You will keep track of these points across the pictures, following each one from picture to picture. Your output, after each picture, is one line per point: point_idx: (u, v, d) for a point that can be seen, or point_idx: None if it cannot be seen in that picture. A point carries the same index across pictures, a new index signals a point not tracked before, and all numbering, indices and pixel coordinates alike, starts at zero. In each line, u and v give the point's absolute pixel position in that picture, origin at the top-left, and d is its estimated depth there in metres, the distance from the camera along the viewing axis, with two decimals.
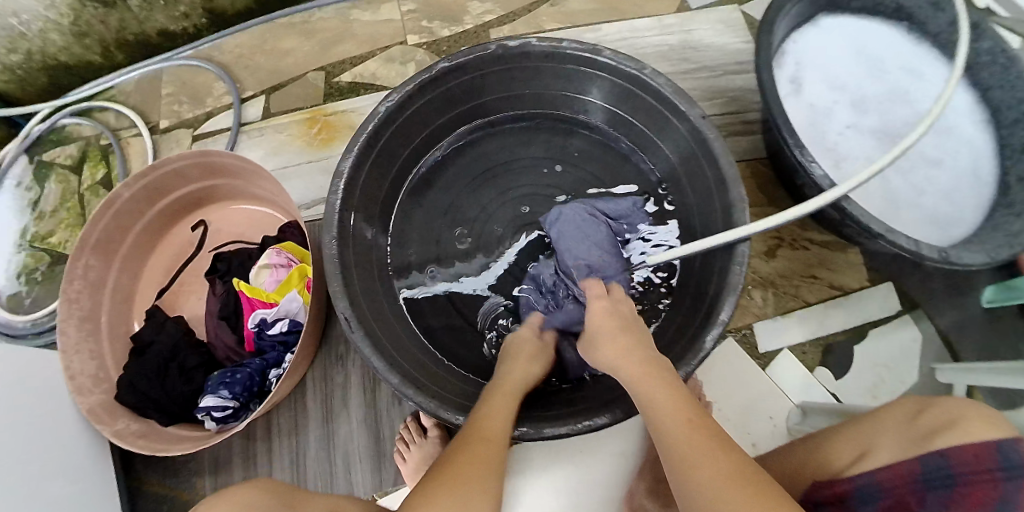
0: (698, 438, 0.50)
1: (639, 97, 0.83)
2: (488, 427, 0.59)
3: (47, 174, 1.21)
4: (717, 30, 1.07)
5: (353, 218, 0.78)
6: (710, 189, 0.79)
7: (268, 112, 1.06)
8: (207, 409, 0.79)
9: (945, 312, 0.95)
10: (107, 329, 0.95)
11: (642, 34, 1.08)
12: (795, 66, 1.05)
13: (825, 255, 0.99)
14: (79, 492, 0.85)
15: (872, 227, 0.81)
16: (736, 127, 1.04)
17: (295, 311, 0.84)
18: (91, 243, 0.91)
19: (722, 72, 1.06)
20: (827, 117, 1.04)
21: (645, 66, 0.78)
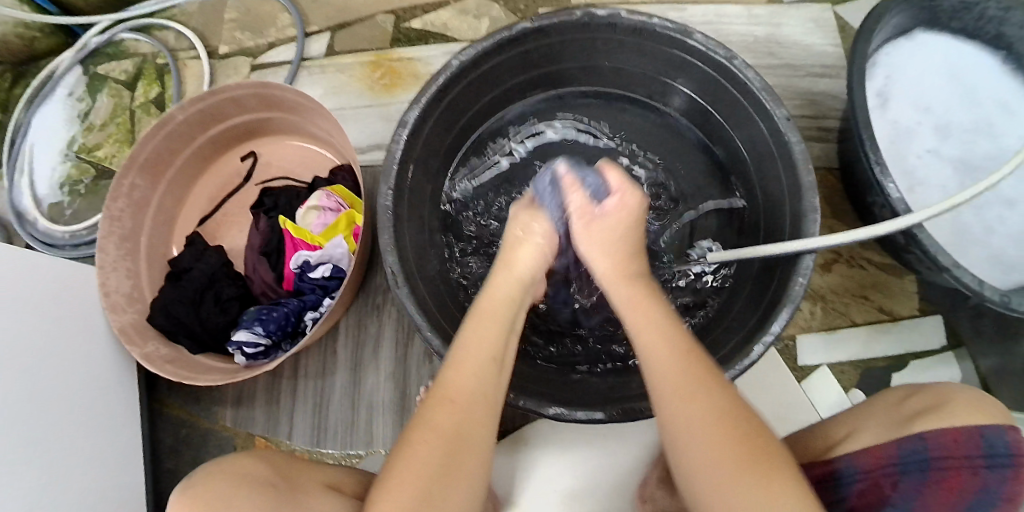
0: (719, 437, 0.48)
1: (723, 89, 0.77)
2: (461, 378, 0.53)
3: (101, 87, 1.19)
4: (806, 29, 1.00)
5: (413, 171, 0.74)
6: (782, 194, 0.73)
7: (332, 50, 1.03)
8: (240, 343, 0.79)
9: (987, 356, 0.89)
10: (146, 249, 0.94)
11: (730, 18, 1.02)
12: (883, 79, 0.98)
13: (883, 277, 0.93)
14: (103, 406, 0.86)
15: (940, 259, 0.76)
16: (812, 132, 0.98)
17: (339, 257, 0.81)
18: (139, 162, 0.90)
19: (805, 73, 0.99)
20: (908, 138, 0.97)
21: (737, 57, 0.72)
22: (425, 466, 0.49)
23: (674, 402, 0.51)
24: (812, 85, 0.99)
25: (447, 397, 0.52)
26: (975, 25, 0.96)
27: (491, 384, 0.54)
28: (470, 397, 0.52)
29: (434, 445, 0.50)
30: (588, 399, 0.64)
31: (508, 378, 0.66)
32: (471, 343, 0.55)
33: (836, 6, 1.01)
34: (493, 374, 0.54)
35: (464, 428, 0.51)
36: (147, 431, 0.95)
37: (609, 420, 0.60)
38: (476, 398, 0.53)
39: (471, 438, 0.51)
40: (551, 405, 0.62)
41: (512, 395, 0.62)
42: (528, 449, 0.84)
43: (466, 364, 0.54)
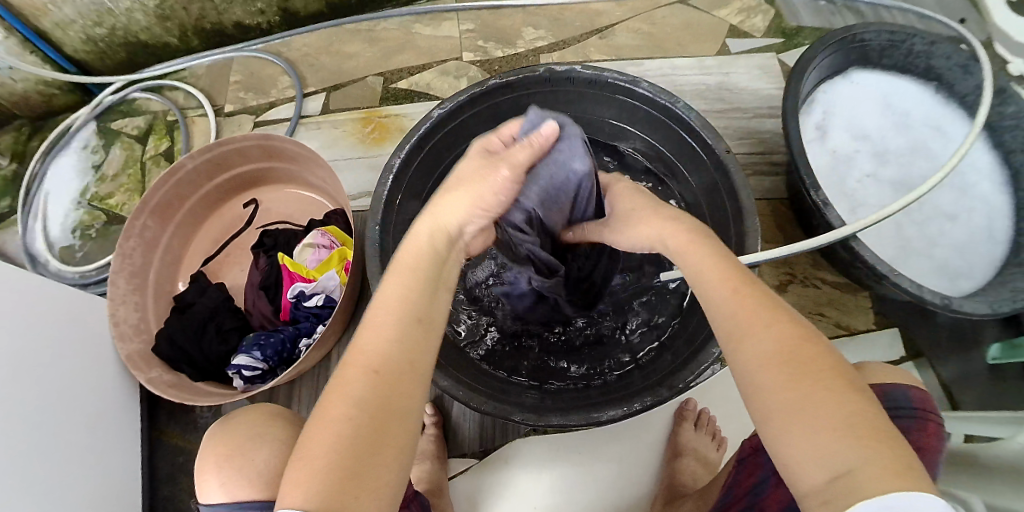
0: (782, 379, 0.41)
1: (670, 129, 0.88)
2: (372, 342, 0.49)
3: (113, 141, 1.30)
4: (754, 75, 1.14)
5: (399, 204, 0.85)
6: (726, 217, 0.81)
7: (327, 107, 1.14)
8: (238, 367, 0.86)
9: (948, 364, 0.98)
10: (153, 286, 1.02)
11: (683, 70, 1.15)
12: (822, 114, 1.12)
13: (837, 295, 1.03)
14: (107, 432, 0.92)
15: (879, 268, 0.87)
16: (761, 167, 1.09)
17: (332, 289, 0.90)
18: (151, 206, 0.99)
19: (754, 114, 1.12)
20: (849, 165, 1.10)
21: (678, 100, 0.83)
22: (343, 420, 0.44)
23: (746, 346, 0.44)
24: (759, 125, 1.11)
25: (369, 356, 0.48)
26: (904, 61, 1.09)
27: (414, 346, 0.50)
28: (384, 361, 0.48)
29: (355, 402, 0.45)
30: (563, 406, 0.73)
31: (486, 389, 0.74)
32: (412, 249, 0.57)
33: (780, 54, 1.16)
34: (415, 339, 0.50)
35: (386, 391, 0.46)
36: (147, 459, 1.00)
37: (570, 423, 0.69)
38: (402, 364, 0.48)
39: (396, 398, 0.46)
40: (519, 412, 0.70)
41: (490, 404, 0.71)
42: (507, 468, 0.90)
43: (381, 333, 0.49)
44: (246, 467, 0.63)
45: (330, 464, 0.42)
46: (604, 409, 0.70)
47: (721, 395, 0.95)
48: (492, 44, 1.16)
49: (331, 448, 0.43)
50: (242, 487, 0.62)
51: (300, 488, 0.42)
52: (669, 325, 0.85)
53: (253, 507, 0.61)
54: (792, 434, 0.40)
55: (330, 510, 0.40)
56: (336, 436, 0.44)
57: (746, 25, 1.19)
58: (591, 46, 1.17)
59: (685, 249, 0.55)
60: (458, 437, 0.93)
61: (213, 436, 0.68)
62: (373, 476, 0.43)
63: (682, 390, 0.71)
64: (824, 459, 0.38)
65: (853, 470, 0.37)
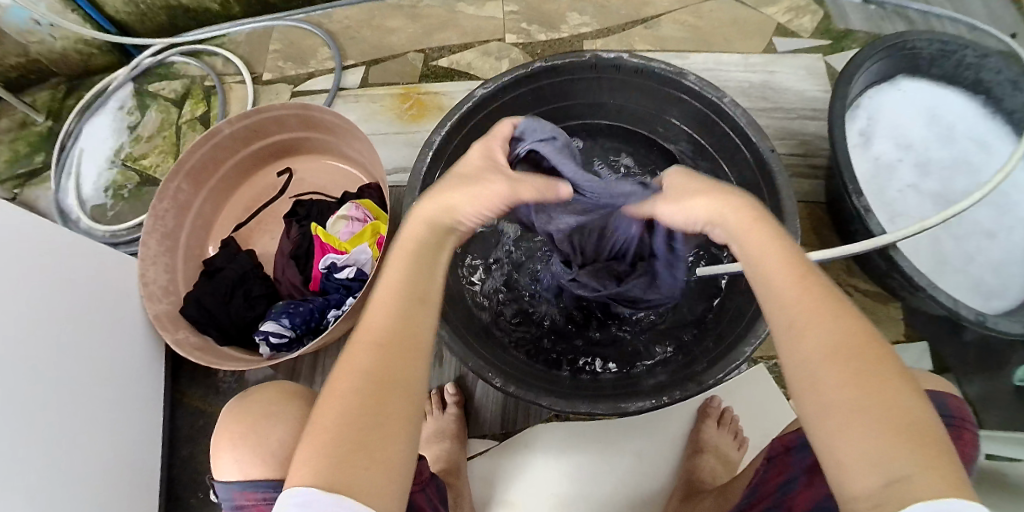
0: (836, 385, 0.40)
1: (714, 124, 0.86)
2: (377, 317, 0.48)
3: (150, 103, 1.31)
4: (800, 76, 1.12)
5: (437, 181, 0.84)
6: None
7: (366, 81, 1.14)
8: (265, 333, 0.86)
9: (977, 383, 0.96)
10: (183, 249, 1.03)
11: (727, 66, 1.13)
12: (866, 121, 1.09)
13: (870, 304, 1.01)
14: (131, 390, 0.93)
15: (916, 280, 0.85)
16: (801, 169, 1.07)
17: (363, 262, 0.89)
18: (186, 168, 0.99)
19: (796, 115, 1.09)
20: (890, 174, 1.07)
21: (725, 95, 0.82)
22: (350, 395, 0.44)
23: (802, 348, 0.43)
24: (802, 127, 1.09)
25: (373, 333, 0.47)
26: (953, 72, 1.06)
27: (411, 322, 0.48)
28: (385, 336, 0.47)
29: (360, 374, 0.45)
30: (589, 394, 0.72)
31: (511, 372, 0.74)
32: (410, 233, 0.54)
33: (827, 56, 1.13)
34: (414, 312, 0.49)
35: (390, 366, 0.46)
36: (167, 419, 1.01)
37: (595, 411, 0.68)
38: (409, 342, 0.47)
39: (399, 373, 0.45)
40: (546, 396, 0.69)
41: (517, 387, 0.70)
42: (527, 451, 0.90)
43: (382, 308, 0.48)
44: (261, 446, 0.62)
45: (334, 439, 0.42)
46: (632, 399, 0.69)
47: (746, 397, 0.93)
48: (535, 27, 1.15)
49: (335, 423, 0.43)
50: (254, 465, 0.61)
51: (306, 464, 0.42)
52: (698, 320, 0.84)
53: (263, 486, 0.60)
54: (836, 444, 0.39)
55: (335, 487, 0.40)
56: (342, 411, 0.43)
57: (794, 25, 1.16)
58: (635, 35, 1.15)
59: (738, 229, 0.50)
60: (479, 420, 0.92)
61: (229, 412, 0.66)
62: (382, 452, 0.43)
63: (711, 386, 0.69)
64: (878, 469, 0.37)
65: (896, 484, 0.37)
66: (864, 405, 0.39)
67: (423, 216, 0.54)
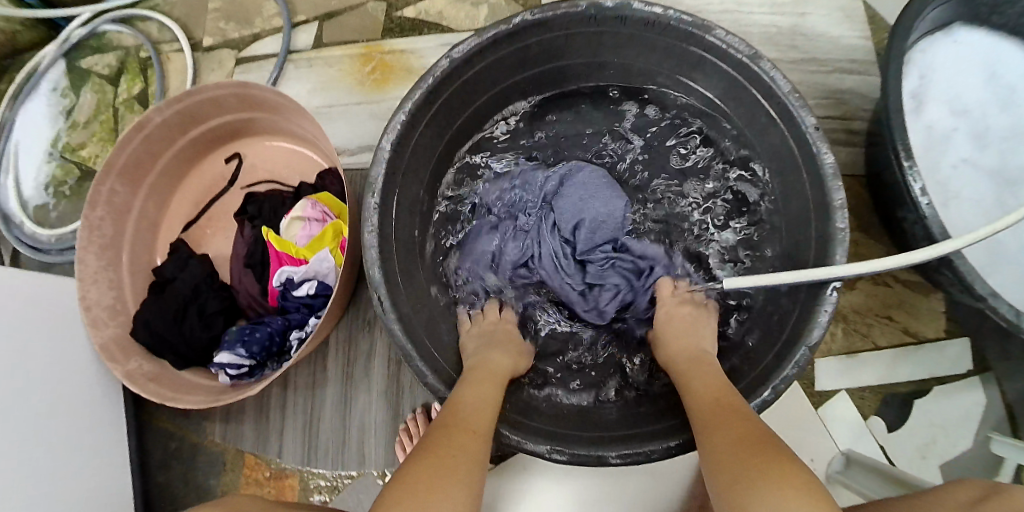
0: (767, 451, 0.43)
1: (744, 89, 0.69)
2: (466, 405, 0.54)
3: (84, 82, 1.13)
4: (834, 19, 0.93)
5: (401, 185, 0.68)
6: (807, 218, 0.66)
7: (320, 42, 0.95)
8: (222, 365, 0.74)
9: (1015, 379, 0.81)
10: (129, 259, 0.89)
11: (748, 8, 0.95)
12: (917, 80, 0.89)
13: (909, 296, 0.86)
14: (89, 428, 0.82)
15: (976, 287, 0.69)
16: (837, 135, 0.90)
17: (324, 272, 0.76)
18: (118, 166, 0.84)
19: (833, 69, 0.92)
20: (943, 146, 0.88)
21: (762, 55, 0.64)
22: (420, 478, 0.45)
23: (719, 440, 0.46)
24: (838, 82, 0.91)
25: (466, 420, 0.52)
26: (1020, 21, 0.87)
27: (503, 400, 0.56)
28: (478, 429, 0.52)
29: (441, 472, 0.46)
30: (603, 434, 0.62)
31: (507, 412, 0.63)
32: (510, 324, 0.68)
33: None
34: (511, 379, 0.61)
35: (450, 471, 0.46)
36: (135, 445, 0.91)
37: (618, 460, 0.58)
38: (472, 445, 0.49)
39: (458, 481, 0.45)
40: (546, 442, 0.59)
41: (512, 432, 0.59)
42: (526, 473, 0.79)
43: (484, 413, 0.54)
44: None
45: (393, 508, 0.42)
46: (654, 442, 0.58)
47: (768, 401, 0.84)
48: None
49: (406, 496, 0.43)
50: None
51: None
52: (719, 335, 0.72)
53: None
54: None
55: None
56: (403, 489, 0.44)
57: None
58: None
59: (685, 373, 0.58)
60: None
61: None
62: None
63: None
64: None
65: None
66: None
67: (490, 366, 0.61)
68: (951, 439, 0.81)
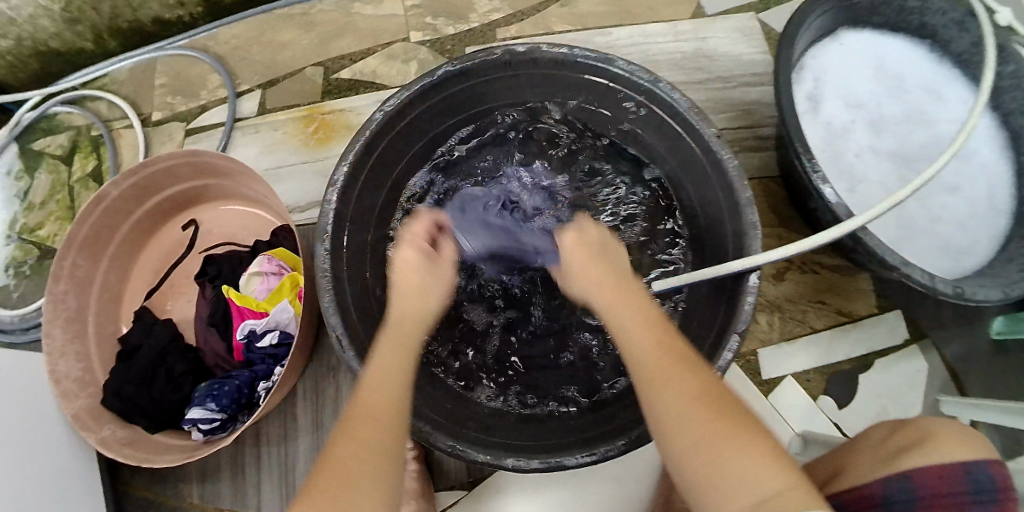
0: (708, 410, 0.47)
1: (651, 111, 0.78)
2: (371, 393, 0.51)
3: (37, 164, 1.17)
4: (734, 38, 1.05)
5: (348, 233, 0.75)
6: (722, 215, 0.75)
7: (264, 108, 1.02)
8: (194, 421, 0.78)
9: (953, 342, 0.93)
10: (94, 331, 0.92)
11: (657, 37, 1.05)
12: (813, 82, 1.01)
13: (836, 278, 0.97)
14: (66, 501, 0.84)
15: (888, 259, 0.79)
16: (748, 142, 1.02)
17: (286, 322, 0.81)
18: (78, 242, 0.88)
19: (737, 84, 1.03)
20: (843, 138, 1.00)
21: (660, 80, 0.73)
22: (344, 474, 0.45)
23: (656, 383, 0.50)
24: (744, 95, 1.03)
25: (366, 406, 0.49)
26: (896, 18, 0.99)
27: (396, 394, 0.51)
28: (382, 411, 0.49)
29: (365, 444, 0.46)
30: (554, 443, 0.68)
31: (469, 434, 0.69)
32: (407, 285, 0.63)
33: (760, 13, 1.06)
34: (400, 368, 0.54)
35: (377, 467, 0.46)
36: None
37: (572, 464, 0.64)
38: (391, 406, 0.50)
39: (384, 476, 0.45)
40: (506, 455, 0.65)
41: (474, 449, 0.65)
42: (499, 496, 0.85)
43: (382, 386, 0.51)
44: None
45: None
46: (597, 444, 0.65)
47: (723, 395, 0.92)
48: (442, 20, 1.04)
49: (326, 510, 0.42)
50: None
51: None
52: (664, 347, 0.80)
53: None
54: (720, 483, 0.43)
55: None
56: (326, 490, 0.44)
57: None
58: (552, 15, 1.06)
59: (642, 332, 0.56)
60: (444, 467, 0.87)
61: None
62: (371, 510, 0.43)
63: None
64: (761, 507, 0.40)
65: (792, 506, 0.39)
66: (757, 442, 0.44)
67: (404, 317, 0.60)
68: (900, 404, 0.91)
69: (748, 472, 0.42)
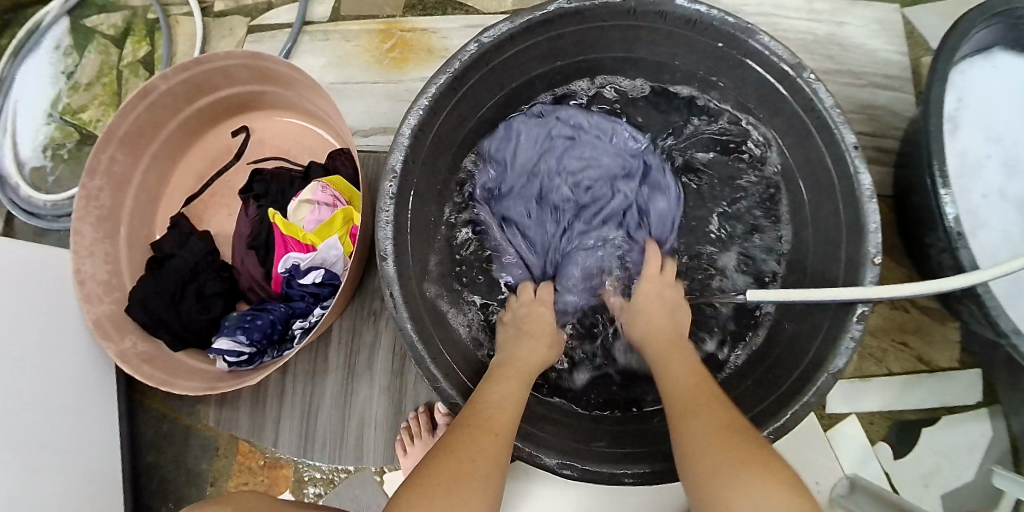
0: (721, 430, 0.45)
1: (782, 99, 0.64)
2: (497, 402, 0.51)
3: (88, 42, 1.08)
4: (871, 30, 0.87)
5: (418, 182, 0.64)
6: (839, 233, 0.62)
7: (337, 14, 0.90)
8: (220, 351, 0.71)
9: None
10: (126, 233, 0.85)
11: (788, 11, 0.89)
12: (954, 102, 0.79)
13: (926, 320, 0.81)
14: (79, 406, 0.79)
15: (1000, 322, 0.64)
16: (867, 152, 0.85)
17: (332, 261, 0.71)
18: (119, 135, 0.80)
19: (866, 83, 0.86)
20: (972, 173, 0.78)
21: (807, 67, 0.59)
22: (462, 464, 0.45)
23: (692, 426, 0.46)
24: (870, 97, 0.86)
25: (494, 416, 0.50)
26: None
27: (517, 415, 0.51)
28: (503, 424, 0.50)
29: (476, 447, 0.47)
30: (616, 449, 0.58)
31: (522, 422, 0.59)
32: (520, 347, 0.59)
33: (907, 7, 0.88)
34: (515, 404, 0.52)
35: (488, 464, 0.46)
36: (126, 426, 0.88)
37: (620, 479, 0.54)
38: (512, 426, 0.50)
39: (494, 453, 0.47)
40: (558, 456, 0.56)
41: (522, 442, 0.56)
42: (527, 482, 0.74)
43: (507, 409, 0.51)
44: None
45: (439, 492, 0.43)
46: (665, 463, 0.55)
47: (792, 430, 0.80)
48: None
49: (447, 478, 0.44)
50: None
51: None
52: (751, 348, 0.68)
53: None
54: (729, 493, 0.41)
55: None
56: (447, 474, 0.45)
57: None
58: None
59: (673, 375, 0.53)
60: None
61: None
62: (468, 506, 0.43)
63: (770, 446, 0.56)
64: None
65: None
66: (753, 455, 0.43)
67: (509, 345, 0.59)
68: (954, 467, 0.79)
69: (736, 469, 0.42)
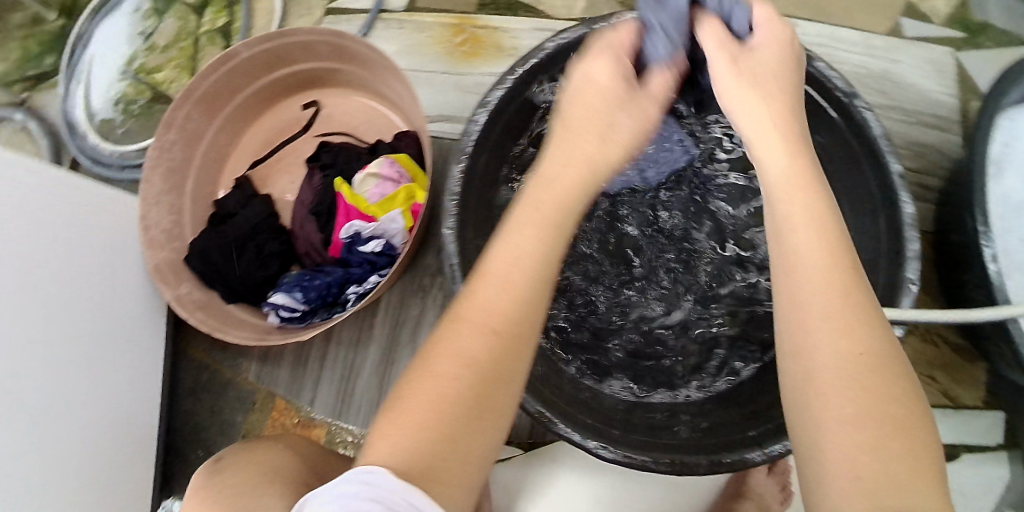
0: (856, 337, 0.36)
1: (831, 128, 0.67)
2: (497, 294, 0.39)
3: (168, 7, 1.14)
4: (925, 72, 0.91)
5: (483, 167, 0.68)
6: (876, 257, 0.64)
7: (413, 5, 0.95)
8: (276, 305, 0.77)
9: None
10: (192, 187, 0.90)
11: (845, 46, 0.93)
12: (1000, 147, 0.82)
13: (953, 357, 0.84)
14: (129, 344, 0.83)
15: None
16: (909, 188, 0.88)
17: (393, 234, 0.76)
18: (197, 94, 0.85)
19: (915, 121, 0.90)
20: (1013, 216, 0.81)
21: (859, 98, 0.62)
22: (451, 379, 0.37)
23: (817, 303, 0.37)
24: (919, 135, 0.89)
25: (494, 309, 0.39)
26: None
27: (529, 303, 0.40)
28: (510, 318, 0.39)
29: (466, 358, 0.38)
30: (649, 436, 0.62)
31: (564, 402, 0.62)
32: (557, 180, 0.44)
33: (961, 52, 0.91)
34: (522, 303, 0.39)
35: (501, 358, 0.38)
36: (169, 372, 0.92)
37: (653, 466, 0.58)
38: (527, 314, 0.40)
39: (510, 364, 0.38)
40: (594, 437, 0.59)
41: (562, 421, 0.59)
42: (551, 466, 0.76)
43: (510, 283, 0.40)
44: None
45: (431, 423, 0.36)
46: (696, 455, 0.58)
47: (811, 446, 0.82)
48: None
49: (432, 410, 0.36)
50: None
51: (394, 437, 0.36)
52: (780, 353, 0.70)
53: None
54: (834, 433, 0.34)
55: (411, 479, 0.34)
56: (437, 392, 0.37)
57: (926, 5, 0.93)
58: None
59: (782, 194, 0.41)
60: None
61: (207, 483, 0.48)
62: (467, 445, 0.37)
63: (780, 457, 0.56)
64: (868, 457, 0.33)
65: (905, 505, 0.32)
66: (883, 406, 0.34)
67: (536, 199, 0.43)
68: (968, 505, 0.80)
69: (865, 409, 0.34)
